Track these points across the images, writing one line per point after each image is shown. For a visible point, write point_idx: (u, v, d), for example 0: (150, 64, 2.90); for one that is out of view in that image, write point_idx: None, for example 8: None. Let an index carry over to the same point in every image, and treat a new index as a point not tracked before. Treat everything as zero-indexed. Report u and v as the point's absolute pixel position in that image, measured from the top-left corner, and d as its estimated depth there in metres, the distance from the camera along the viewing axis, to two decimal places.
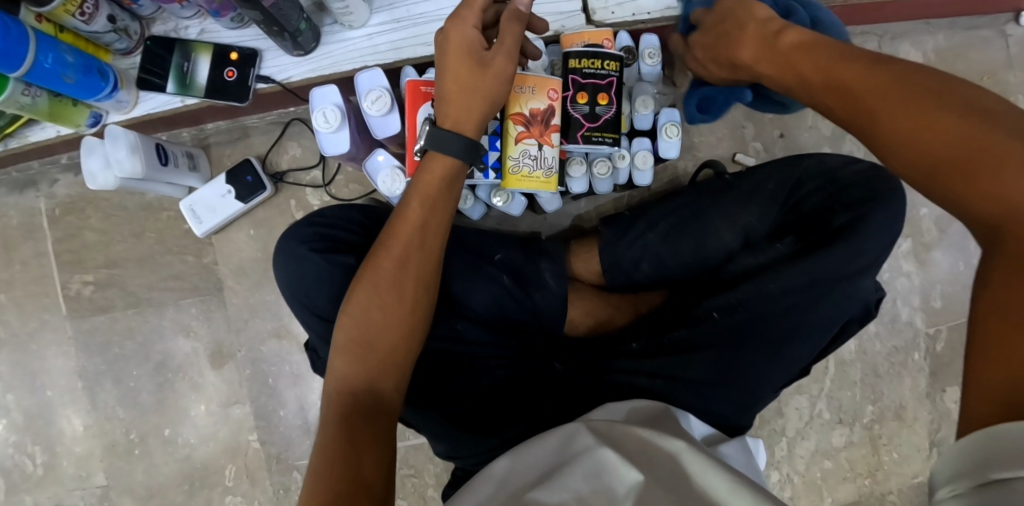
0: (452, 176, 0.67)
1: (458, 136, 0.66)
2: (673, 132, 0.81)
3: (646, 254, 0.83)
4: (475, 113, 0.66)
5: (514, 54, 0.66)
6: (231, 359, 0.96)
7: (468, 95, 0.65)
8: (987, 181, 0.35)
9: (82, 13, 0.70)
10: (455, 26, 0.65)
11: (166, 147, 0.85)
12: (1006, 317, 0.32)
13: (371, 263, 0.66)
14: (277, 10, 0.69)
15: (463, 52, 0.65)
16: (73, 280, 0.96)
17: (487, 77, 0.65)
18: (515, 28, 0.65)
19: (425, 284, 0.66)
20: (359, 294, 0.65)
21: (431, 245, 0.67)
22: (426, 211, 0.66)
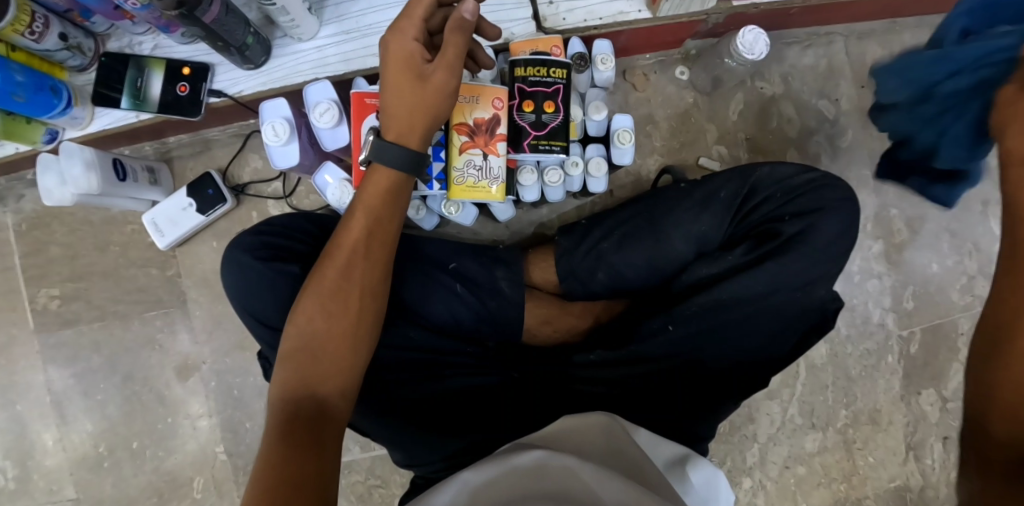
0: (397, 187, 0.65)
1: (401, 148, 0.64)
2: (626, 138, 0.79)
3: (601, 263, 0.82)
4: (418, 126, 0.64)
5: (456, 66, 0.62)
6: (197, 372, 0.96)
7: (410, 111, 0.63)
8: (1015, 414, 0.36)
9: (32, 32, 0.71)
10: (395, 38, 0.63)
11: (124, 162, 0.86)
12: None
13: (317, 271, 0.65)
14: (219, 26, 0.70)
15: (403, 66, 0.62)
16: (41, 294, 0.98)
17: (428, 92, 0.62)
18: (457, 39, 0.61)
19: (372, 294, 0.64)
20: (305, 302, 0.63)
21: (377, 253, 0.65)
22: (370, 221, 0.64)
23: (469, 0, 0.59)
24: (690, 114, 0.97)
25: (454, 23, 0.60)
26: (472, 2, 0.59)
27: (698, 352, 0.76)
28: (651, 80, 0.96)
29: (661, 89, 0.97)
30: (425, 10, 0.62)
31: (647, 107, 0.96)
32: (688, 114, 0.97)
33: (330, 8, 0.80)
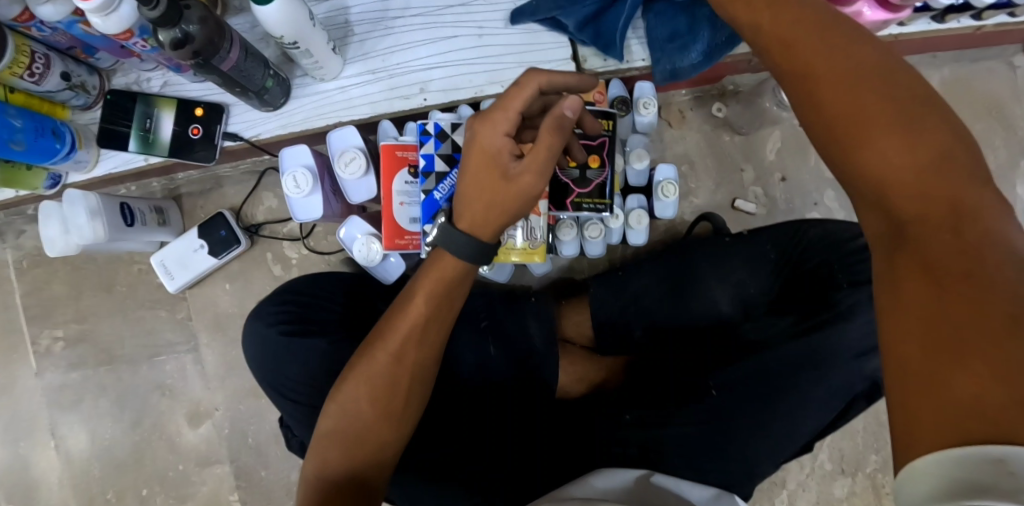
0: (462, 276, 0.59)
1: (471, 239, 0.57)
2: (670, 190, 0.75)
3: (637, 315, 0.82)
4: (492, 226, 0.57)
5: (547, 168, 0.55)
6: (209, 418, 0.92)
7: (486, 210, 0.56)
8: (941, 223, 0.33)
9: (31, 73, 0.67)
10: (484, 129, 0.56)
11: (131, 205, 0.80)
12: (952, 314, 0.30)
13: (365, 351, 0.62)
14: (239, 72, 0.65)
15: (488, 161, 0.56)
16: (43, 335, 0.93)
17: (510, 192, 0.55)
18: (552, 140, 0.53)
19: (421, 379, 0.61)
20: (351, 382, 0.61)
21: (432, 340, 0.61)
22: (430, 306, 0.60)
23: (572, 97, 0.53)
24: (726, 152, 0.92)
25: (554, 121, 0.53)
26: (575, 99, 0.53)
27: (741, 421, 0.71)
28: (687, 117, 0.92)
29: (697, 126, 0.92)
30: (521, 103, 0.55)
31: (681, 145, 0.92)
32: (724, 152, 0.92)
33: (354, 45, 0.75)
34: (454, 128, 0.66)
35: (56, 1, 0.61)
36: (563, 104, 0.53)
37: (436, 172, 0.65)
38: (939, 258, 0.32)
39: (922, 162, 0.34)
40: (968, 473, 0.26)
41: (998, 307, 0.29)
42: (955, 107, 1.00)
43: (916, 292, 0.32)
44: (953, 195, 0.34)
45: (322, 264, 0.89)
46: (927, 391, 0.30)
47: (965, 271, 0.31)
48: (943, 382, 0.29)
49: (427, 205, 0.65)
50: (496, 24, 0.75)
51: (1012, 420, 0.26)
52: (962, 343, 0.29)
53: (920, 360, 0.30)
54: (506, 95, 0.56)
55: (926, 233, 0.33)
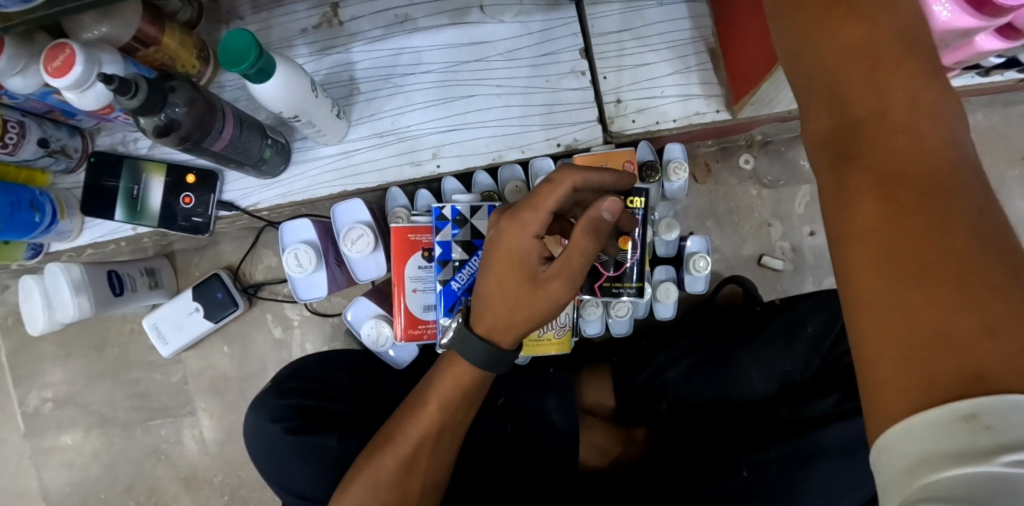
0: (478, 380, 0.56)
1: (488, 344, 0.53)
2: (702, 264, 0.70)
3: (665, 392, 0.77)
4: (513, 332, 0.53)
5: (577, 276, 0.50)
6: (207, 483, 0.87)
7: (509, 316, 0.52)
8: (897, 135, 0.26)
9: (4, 144, 0.61)
10: (510, 230, 0.51)
11: (120, 271, 0.75)
12: (909, 250, 0.24)
13: (371, 457, 0.57)
14: (233, 149, 0.59)
15: (515, 265, 0.51)
16: (32, 396, 0.88)
17: (536, 299, 0.51)
18: (585, 246, 0.49)
19: (435, 484, 0.57)
20: (357, 485, 0.56)
21: (446, 444, 0.57)
22: (444, 412, 0.56)
23: (612, 200, 0.48)
24: (754, 207, 0.86)
25: (590, 226, 0.48)
26: (614, 202, 0.48)
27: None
28: (713, 170, 0.86)
29: (723, 179, 0.86)
30: (554, 203, 0.50)
31: (706, 199, 0.86)
32: (751, 206, 0.86)
33: (360, 105, 0.69)
34: (473, 211, 0.60)
35: (26, 73, 0.54)
36: (600, 206, 0.49)
37: (454, 261, 0.59)
38: (894, 172, 0.26)
39: (883, 55, 0.26)
40: (950, 443, 0.22)
41: (956, 242, 0.23)
42: (990, 153, 0.94)
43: (874, 212, 0.25)
44: (913, 100, 0.26)
45: (324, 326, 0.84)
46: (890, 342, 0.24)
47: (928, 179, 0.25)
48: (916, 325, 0.24)
49: (444, 295, 0.59)
50: (514, 82, 0.69)
51: (998, 378, 0.21)
52: (935, 276, 0.23)
53: (890, 305, 0.24)
54: (537, 193, 0.51)
55: (878, 144, 0.26)
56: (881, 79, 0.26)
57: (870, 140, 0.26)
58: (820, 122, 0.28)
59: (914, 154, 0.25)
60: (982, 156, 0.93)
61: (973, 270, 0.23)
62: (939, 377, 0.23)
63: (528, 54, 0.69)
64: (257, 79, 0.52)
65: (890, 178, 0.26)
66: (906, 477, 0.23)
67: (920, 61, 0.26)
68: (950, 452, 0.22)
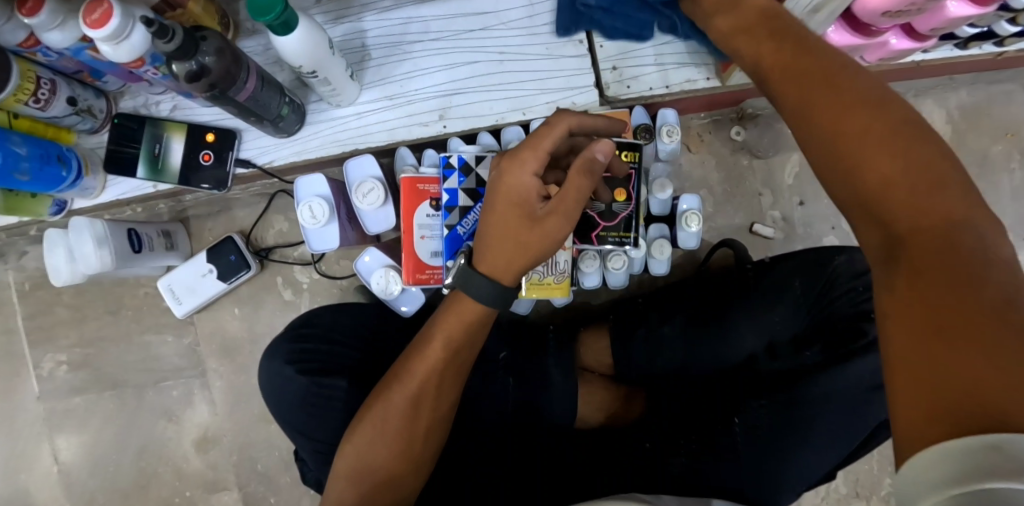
0: (481, 318, 0.58)
1: (490, 282, 0.56)
2: (694, 221, 0.74)
3: (660, 349, 0.80)
4: (513, 270, 0.56)
5: (574, 212, 0.54)
6: (217, 444, 0.90)
7: (510, 252, 0.55)
8: (932, 239, 0.33)
9: (36, 100, 0.64)
10: (512, 169, 0.55)
11: (139, 230, 0.78)
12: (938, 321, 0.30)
13: (379, 396, 0.60)
14: (254, 102, 0.63)
15: (516, 203, 0.55)
16: (47, 359, 0.91)
17: (535, 235, 0.54)
18: (581, 183, 0.52)
19: (438, 422, 0.60)
20: (366, 423, 0.60)
21: (450, 381, 0.60)
22: (448, 351, 0.59)
23: (604, 142, 0.51)
24: (745, 177, 0.91)
25: (584, 164, 0.51)
26: (606, 144, 0.51)
27: (770, 456, 0.70)
28: (706, 141, 0.90)
29: (715, 150, 0.90)
30: (551, 143, 0.54)
31: (700, 169, 0.90)
32: (742, 176, 0.91)
33: (371, 70, 0.73)
34: (478, 161, 0.64)
35: (65, 27, 0.58)
36: (595, 147, 0.52)
37: (460, 207, 0.63)
38: (927, 266, 0.32)
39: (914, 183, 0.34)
40: (971, 459, 0.25)
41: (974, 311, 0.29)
42: (973, 131, 0.99)
43: (912, 292, 0.32)
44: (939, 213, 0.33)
45: (332, 289, 0.87)
46: (918, 386, 0.29)
47: (952, 266, 0.31)
48: (938, 371, 0.29)
49: (451, 240, 0.64)
50: (517, 50, 0.74)
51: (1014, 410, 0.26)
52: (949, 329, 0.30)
53: (918, 356, 0.30)
54: (535, 134, 0.55)
55: (917, 245, 0.33)
56: (913, 199, 0.34)
57: (909, 246, 0.33)
58: (874, 239, 0.36)
59: (935, 238, 0.33)
60: (964, 133, 0.98)
61: (992, 324, 0.28)
62: (956, 408, 0.27)
63: (529, 24, 0.74)
64: (281, 31, 0.56)
65: (915, 265, 0.33)
66: (941, 489, 0.26)
67: (949, 180, 0.34)
68: (954, 475, 0.25)
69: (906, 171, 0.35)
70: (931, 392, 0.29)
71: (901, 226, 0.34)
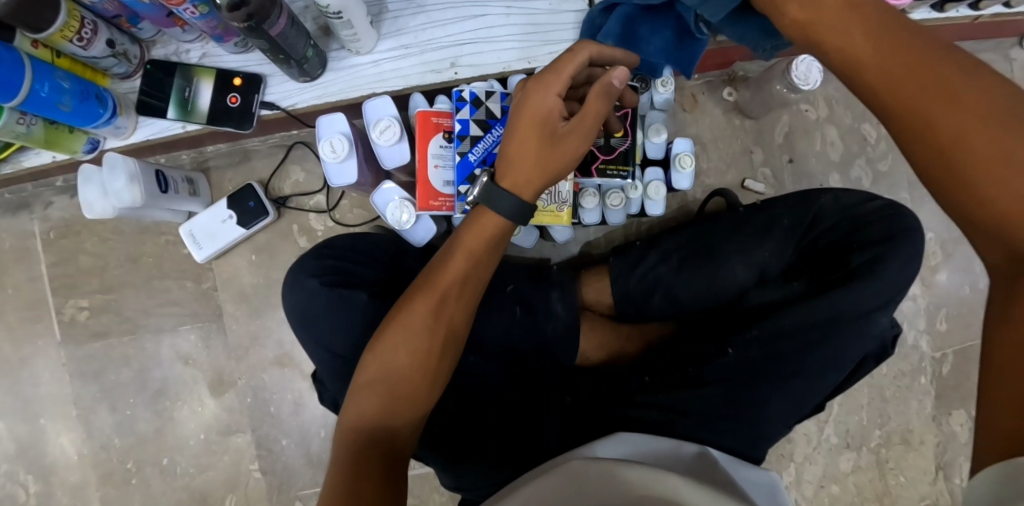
0: (500, 235, 0.64)
1: (513, 197, 0.62)
2: (686, 162, 0.79)
3: (658, 286, 0.85)
4: (535, 185, 0.63)
5: (592, 131, 0.62)
6: (232, 387, 0.93)
7: (532, 167, 0.62)
8: None
9: (80, 39, 0.69)
10: (536, 91, 0.61)
11: (166, 173, 0.83)
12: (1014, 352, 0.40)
13: (403, 309, 0.64)
14: (284, 40, 0.68)
15: (540, 123, 0.61)
16: (69, 305, 0.95)
17: (557, 152, 0.61)
18: (600, 105, 0.61)
19: (456, 333, 0.64)
20: (389, 333, 0.63)
21: (469, 294, 0.65)
22: (468, 266, 0.64)
23: (621, 69, 0.60)
24: (737, 135, 0.97)
25: (602, 88, 0.60)
26: (623, 71, 0.60)
27: (771, 385, 0.74)
28: (700, 100, 0.96)
29: (708, 110, 0.96)
30: (574, 69, 0.61)
31: (694, 127, 0.96)
32: (734, 135, 0.97)
33: (388, 21, 0.78)
34: (488, 96, 0.70)
35: None
36: (612, 74, 0.60)
37: (471, 136, 0.69)
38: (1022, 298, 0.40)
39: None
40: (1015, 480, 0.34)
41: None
42: None
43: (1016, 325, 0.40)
44: None
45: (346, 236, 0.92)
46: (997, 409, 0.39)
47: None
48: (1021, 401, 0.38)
49: (462, 166, 0.68)
50: (523, 4, 0.79)
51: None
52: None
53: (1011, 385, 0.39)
54: (557, 61, 0.62)
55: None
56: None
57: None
58: (996, 258, 0.42)
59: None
60: None
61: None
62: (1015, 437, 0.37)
63: None
64: None
65: (1022, 294, 0.40)
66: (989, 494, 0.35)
67: None
68: (996, 491, 0.35)
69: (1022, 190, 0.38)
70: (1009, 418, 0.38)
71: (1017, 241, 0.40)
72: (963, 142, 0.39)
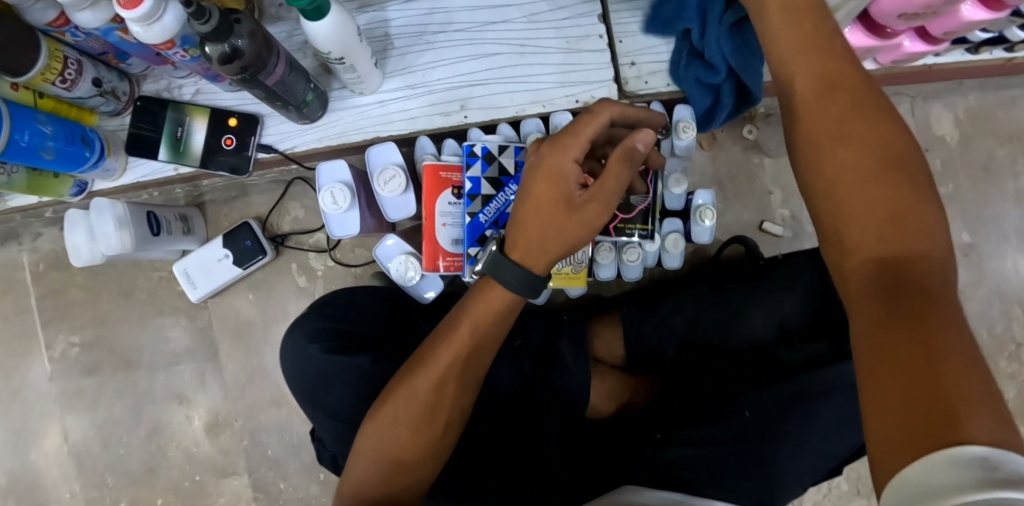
0: (510, 306, 0.59)
1: (523, 270, 0.56)
2: (708, 216, 0.76)
3: (671, 337, 0.83)
4: (548, 257, 0.56)
5: (612, 199, 0.55)
6: (228, 428, 0.90)
7: (543, 237, 0.55)
8: (902, 262, 0.33)
9: (63, 80, 0.65)
10: (553, 154, 0.56)
11: (157, 214, 0.79)
12: (899, 345, 0.30)
13: (404, 378, 0.60)
14: (282, 87, 0.64)
15: (555, 189, 0.55)
16: (59, 340, 0.91)
17: (572, 221, 0.55)
18: (621, 171, 0.54)
19: (462, 406, 0.60)
20: (390, 403, 0.59)
21: (474, 366, 0.59)
22: (475, 337, 0.58)
23: (645, 131, 0.53)
24: (755, 175, 0.92)
25: (624, 151, 0.53)
26: (648, 133, 0.53)
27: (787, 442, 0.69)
28: (718, 138, 0.92)
29: (726, 148, 0.92)
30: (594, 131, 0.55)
31: (711, 166, 0.92)
32: (753, 175, 0.92)
33: (394, 59, 0.74)
34: (502, 150, 0.66)
35: (96, 8, 0.58)
36: (635, 136, 0.54)
37: (483, 195, 0.64)
38: (888, 291, 0.33)
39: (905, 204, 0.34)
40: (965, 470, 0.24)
41: (941, 338, 0.29)
42: (979, 135, 0.99)
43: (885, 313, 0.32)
44: (914, 230, 0.34)
45: (347, 277, 0.88)
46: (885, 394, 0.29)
47: (915, 296, 0.32)
48: (908, 384, 0.28)
49: (472, 228, 0.64)
50: (538, 42, 0.74)
51: (968, 435, 0.25)
52: (923, 347, 0.29)
53: (884, 377, 0.29)
54: (576, 123, 0.56)
55: (894, 270, 0.33)
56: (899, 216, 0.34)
57: (890, 273, 0.33)
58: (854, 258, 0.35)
59: (914, 267, 0.33)
60: (971, 138, 0.99)
61: (953, 355, 0.28)
62: (931, 416, 0.26)
63: (551, 18, 0.74)
64: (313, 16, 0.57)
65: (888, 284, 0.33)
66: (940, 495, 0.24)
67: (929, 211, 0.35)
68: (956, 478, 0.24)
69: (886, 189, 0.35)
70: (904, 400, 0.28)
71: (879, 234, 0.34)
72: (834, 130, 0.38)
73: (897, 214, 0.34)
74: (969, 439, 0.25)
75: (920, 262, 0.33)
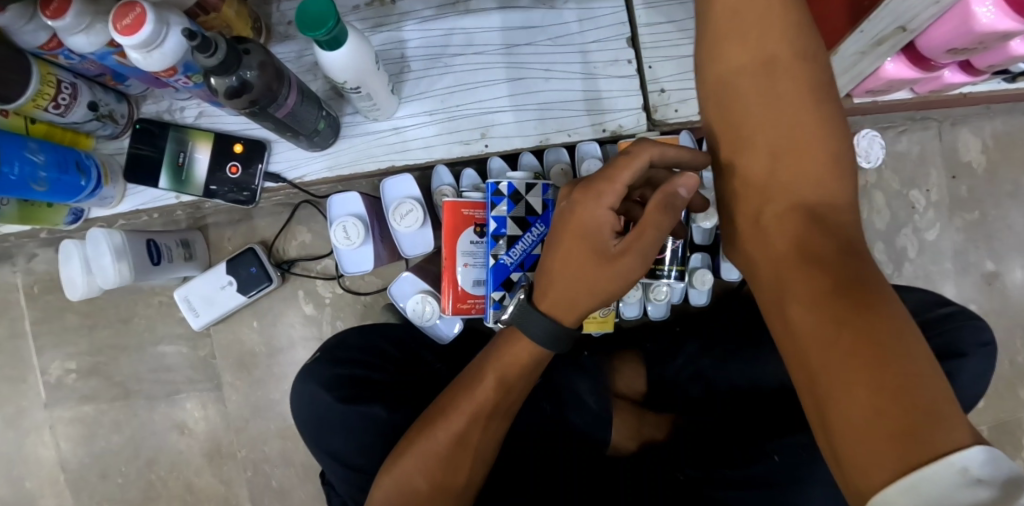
0: (537, 362, 0.56)
1: (552, 323, 0.53)
2: None
3: (697, 378, 0.81)
4: (579, 309, 0.53)
5: (650, 251, 0.50)
6: (231, 460, 0.87)
7: (574, 289, 0.52)
8: (823, 220, 0.42)
9: (56, 105, 0.60)
10: (586, 202, 0.51)
11: (158, 242, 0.74)
12: (841, 301, 0.36)
13: (422, 431, 0.56)
14: (293, 118, 0.59)
15: (588, 239, 0.51)
16: (54, 366, 0.87)
17: (606, 274, 0.51)
18: (661, 221, 0.49)
19: (483, 462, 0.56)
20: (407, 456, 0.55)
21: (497, 421, 0.56)
22: (500, 393, 0.55)
23: (688, 176, 0.48)
24: None
25: (664, 200, 0.48)
26: (691, 179, 0.48)
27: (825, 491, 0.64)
28: None
29: None
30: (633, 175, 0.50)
31: None
32: None
33: (411, 83, 0.69)
34: (529, 188, 0.62)
35: (91, 32, 0.54)
36: (677, 182, 0.48)
37: (508, 236, 0.61)
38: (815, 245, 0.41)
39: (812, 160, 0.46)
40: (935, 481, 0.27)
41: (866, 282, 0.37)
42: (1007, 161, 0.96)
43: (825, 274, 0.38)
44: (823, 182, 0.45)
45: (356, 305, 0.84)
46: (848, 387, 0.32)
47: (837, 245, 0.41)
48: (865, 349, 0.32)
49: (497, 271, 0.61)
50: (563, 66, 0.70)
51: (933, 403, 0.29)
52: (861, 300, 0.35)
53: (841, 340, 0.34)
54: (611, 166, 0.51)
55: (816, 225, 0.42)
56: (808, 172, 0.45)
57: (814, 223, 0.43)
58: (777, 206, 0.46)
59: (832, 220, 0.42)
60: (998, 164, 0.96)
61: (880, 297, 0.35)
62: (896, 380, 0.31)
63: (578, 41, 0.70)
64: (328, 46, 0.52)
65: (812, 233, 0.42)
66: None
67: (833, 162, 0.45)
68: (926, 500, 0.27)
69: (797, 154, 0.46)
70: (863, 361, 0.32)
71: (799, 191, 0.45)
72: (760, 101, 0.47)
73: (804, 169, 0.45)
74: (942, 445, 0.28)
75: (834, 211, 0.43)
